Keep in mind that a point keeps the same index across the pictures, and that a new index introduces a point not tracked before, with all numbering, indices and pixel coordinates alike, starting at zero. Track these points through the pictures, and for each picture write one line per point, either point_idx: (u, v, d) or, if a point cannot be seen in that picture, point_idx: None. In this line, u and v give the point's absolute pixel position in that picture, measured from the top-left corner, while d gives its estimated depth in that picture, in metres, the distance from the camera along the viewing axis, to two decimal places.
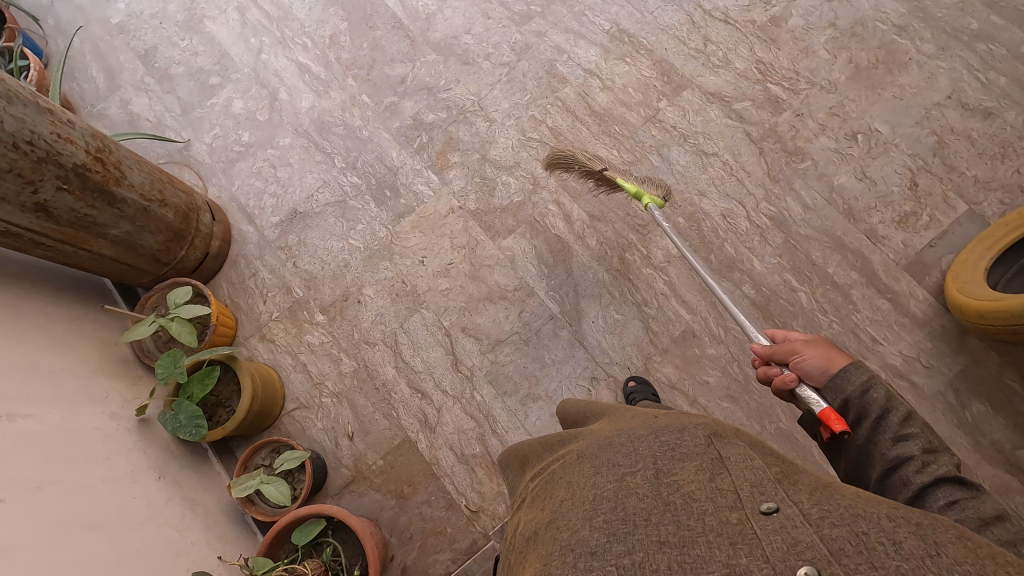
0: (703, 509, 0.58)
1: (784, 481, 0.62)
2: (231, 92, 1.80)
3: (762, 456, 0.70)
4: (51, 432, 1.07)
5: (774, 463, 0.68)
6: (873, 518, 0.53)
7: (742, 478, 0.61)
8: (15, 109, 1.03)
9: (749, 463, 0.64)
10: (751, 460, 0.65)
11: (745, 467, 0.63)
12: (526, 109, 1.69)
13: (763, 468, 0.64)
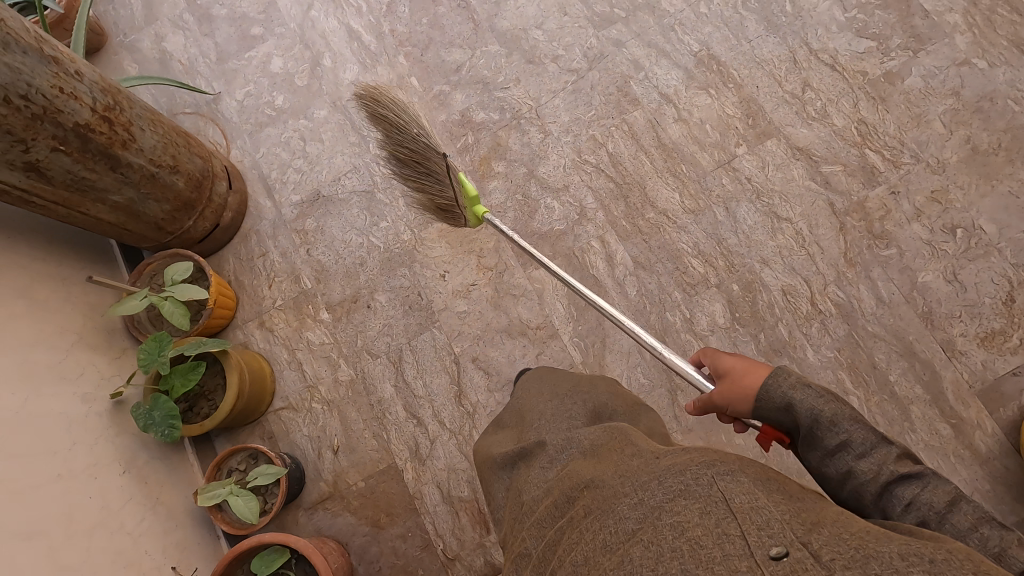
0: (710, 559, 0.48)
1: (804, 518, 0.53)
2: (271, 48, 1.65)
3: (773, 481, 0.60)
4: (6, 420, 0.98)
5: (786, 491, 0.59)
6: (891, 558, 0.45)
7: (752, 519, 0.51)
8: (11, 59, 0.89)
9: (759, 498, 0.54)
10: (762, 491, 0.55)
11: (758, 508, 0.52)
12: (587, 126, 1.51)
13: (775, 499, 0.55)
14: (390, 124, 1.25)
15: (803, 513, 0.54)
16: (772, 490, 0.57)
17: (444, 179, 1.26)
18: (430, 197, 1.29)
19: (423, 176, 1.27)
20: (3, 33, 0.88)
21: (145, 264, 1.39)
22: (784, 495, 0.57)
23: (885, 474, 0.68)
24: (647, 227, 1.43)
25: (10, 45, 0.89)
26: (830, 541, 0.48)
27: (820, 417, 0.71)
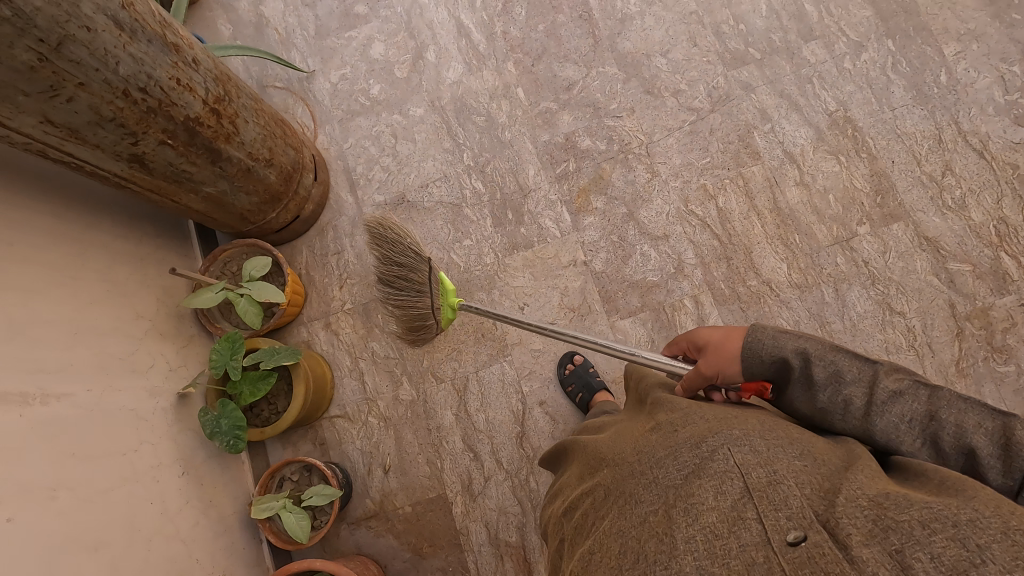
0: (727, 550, 0.50)
1: (822, 486, 0.55)
2: (374, 30, 1.55)
3: (788, 441, 0.62)
4: (82, 417, 0.93)
5: (803, 450, 0.61)
6: (908, 533, 0.46)
7: (768, 498, 0.53)
8: (135, 48, 0.81)
9: (773, 470, 0.56)
10: (777, 461, 0.58)
11: (773, 483, 0.55)
12: (699, 174, 1.40)
13: (790, 467, 0.57)
14: (388, 246, 1.23)
15: (823, 480, 0.56)
16: (788, 455, 0.59)
17: (426, 295, 1.23)
18: (408, 314, 1.24)
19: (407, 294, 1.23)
20: (130, 19, 0.80)
21: (220, 249, 1.33)
22: (804, 459, 0.59)
23: (880, 392, 0.66)
24: (747, 295, 1.34)
25: (136, 32, 0.81)
26: (848, 512, 0.50)
27: (807, 355, 0.71)
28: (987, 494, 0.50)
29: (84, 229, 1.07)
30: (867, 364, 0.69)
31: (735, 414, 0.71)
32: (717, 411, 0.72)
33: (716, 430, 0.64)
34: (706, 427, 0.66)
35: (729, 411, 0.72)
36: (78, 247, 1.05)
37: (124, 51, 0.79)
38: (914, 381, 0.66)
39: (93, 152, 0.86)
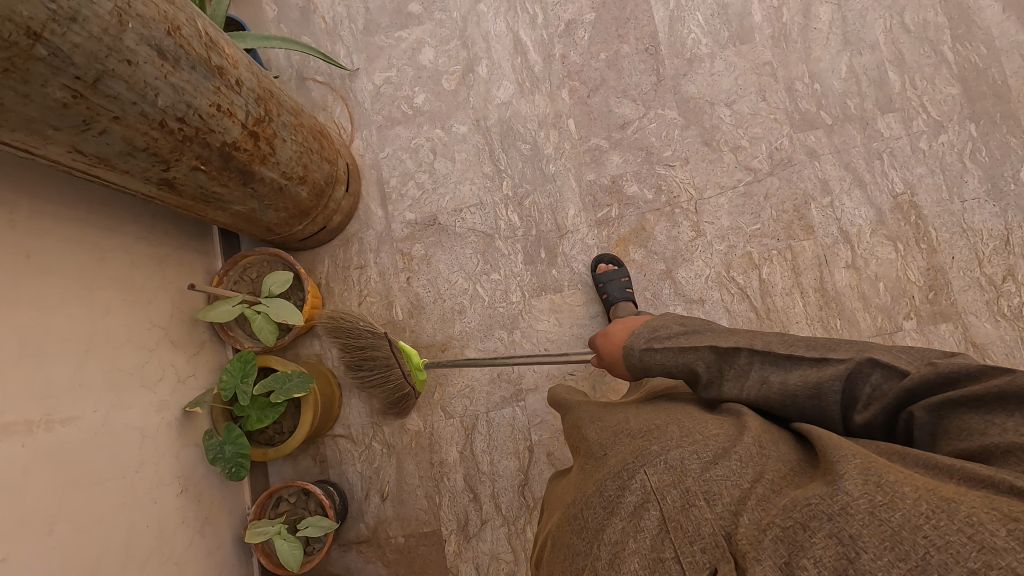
0: None
1: (733, 492, 0.53)
2: (426, 33, 1.45)
3: (701, 437, 0.60)
4: (86, 441, 0.90)
5: (717, 442, 0.59)
6: (801, 539, 0.46)
7: (682, 529, 0.51)
8: (178, 77, 0.75)
9: (681, 486, 0.55)
10: (689, 470, 0.56)
11: (685, 505, 0.53)
12: (746, 240, 1.33)
13: (702, 477, 0.55)
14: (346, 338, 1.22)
15: (732, 480, 0.54)
16: (698, 456, 0.57)
17: (394, 364, 1.22)
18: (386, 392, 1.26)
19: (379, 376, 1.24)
20: (175, 46, 0.73)
21: (241, 253, 1.28)
22: (714, 455, 0.57)
23: (730, 374, 0.71)
24: None
25: (180, 60, 0.74)
26: (749, 527, 0.49)
27: (666, 363, 0.78)
28: (869, 466, 0.50)
29: (105, 232, 1.02)
30: (710, 350, 0.73)
31: (662, 413, 0.70)
32: (645, 415, 0.71)
33: (631, 448, 0.62)
34: (626, 443, 0.65)
35: (657, 410, 0.72)
36: (98, 253, 1.00)
37: (165, 82, 0.73)
38: (747, 352, 0.70)
39: (121, 176, 0.81)
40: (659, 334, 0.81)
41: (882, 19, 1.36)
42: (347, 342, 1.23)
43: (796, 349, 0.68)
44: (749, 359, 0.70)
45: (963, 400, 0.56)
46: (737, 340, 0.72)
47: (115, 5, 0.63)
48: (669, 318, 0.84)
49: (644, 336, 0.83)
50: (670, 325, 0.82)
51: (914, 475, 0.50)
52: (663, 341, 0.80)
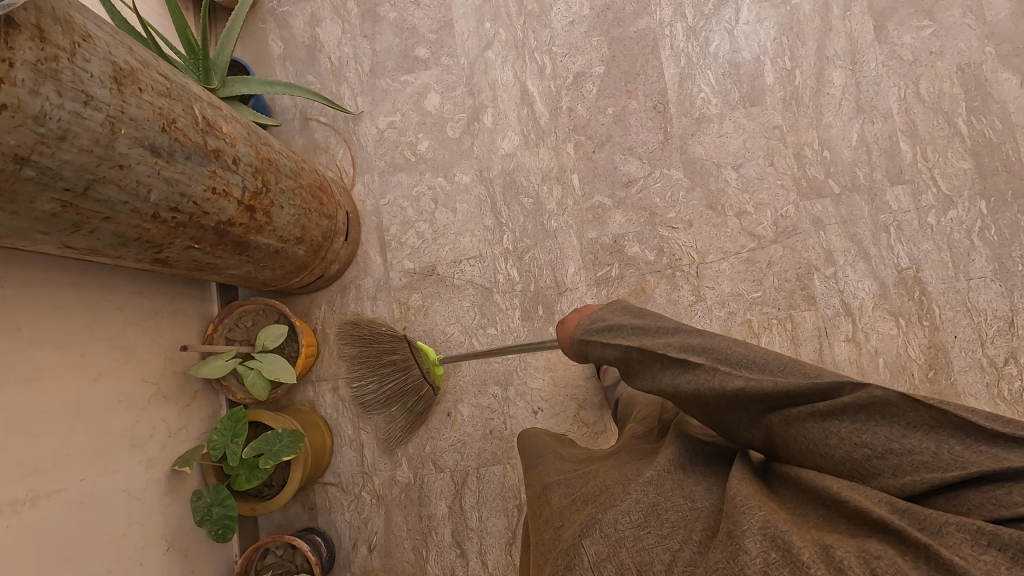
0: None
1: (661, 557, 0.58)
2: (432, 79, 1.43)
3: (632, 494, 0.64)
4: (72, 512, 0.90)
5: (646, 499, 0.63)
6: None
7: None
8: (172, 171, 0.73)
9: (618, 558, 0.57)
10: (625, 540, 0.59)
11: None
12: (747, 307, 1.32)
13: (635, 547, 0.58)
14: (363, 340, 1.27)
15: (660, 545, 0.59)
16: (631, 522, 0.61)
17: (412, 365, 1.28)
18: (396, 395, 1.29)
19: (392, 375, 1.28)
20: (169, 141, 0.72)
21: (237, 302, 1.27)
22: (644, 518, 0.61)
23: (636, 368, 0.83)
24: None
25: (175, 153, 0.73)
26: None
27: (594, 354, 0.91)
28: (767, 519, 0.57)
29: (99, 292, 1.02)
30: (619, 350, 0.85)
31: (608, 473, 0.74)
32: (593, 477, 0.74)
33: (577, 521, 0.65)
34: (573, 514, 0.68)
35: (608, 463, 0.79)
36: (91, 315, 0.99)
37: (158, 178, 0.72)
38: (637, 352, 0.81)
39: (113, 260, 0.79)
40: (598, 328, 0.92)
41: (897, 87, 1.33)
42: (366, 350, 1.27)
43: (676, 347, 0.77)
44: (645, 359, 0.81)
45: (810, 416, 0.65)
46: (642, 340, 0.83)
47: (107, 114, 0.62)
48: (614, 312, 0.94)
49: (585, 331, 0.94)
50: (609, 321, 0.92)
51: (800, 525, 0.58)
52: (594, 336, 0.91)
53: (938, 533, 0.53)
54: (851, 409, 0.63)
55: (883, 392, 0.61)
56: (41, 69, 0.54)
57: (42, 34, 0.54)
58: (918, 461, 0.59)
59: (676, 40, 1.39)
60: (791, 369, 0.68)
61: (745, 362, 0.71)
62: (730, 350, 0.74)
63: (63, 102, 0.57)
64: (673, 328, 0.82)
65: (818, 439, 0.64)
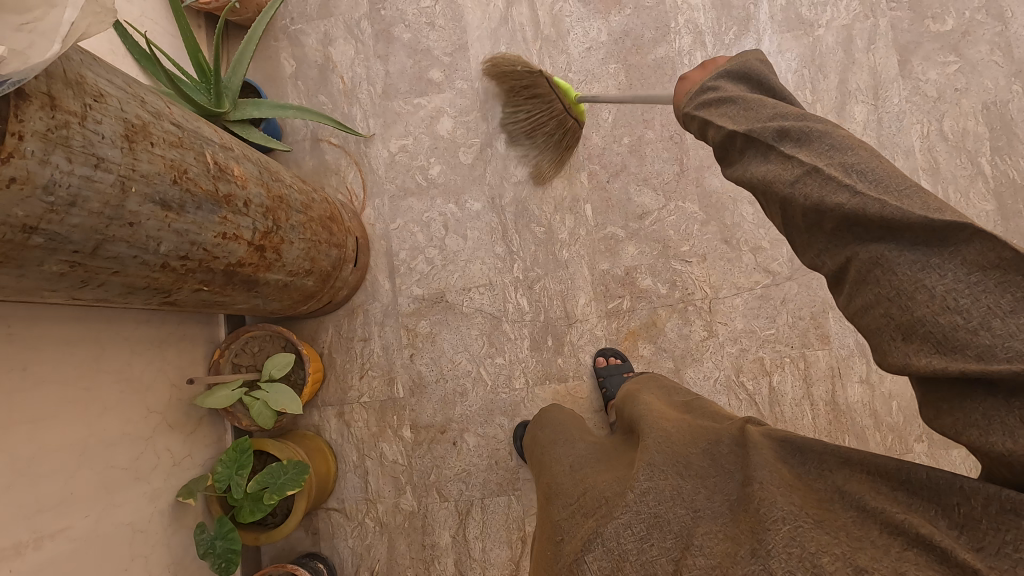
0: None
1: (667, 567, 0.54)
2: (445, 102, 1.42)
3: (632, 501, 0.59)
4: (75, 551, 0.89)
5: (649, 507, 0.58)
6: None
7: None
8: (182, 222, 0.72)
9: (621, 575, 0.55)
10: (627, 555, 0.56)
11: None
12: (759, 343, 1.30)
13: (638, 561, 0.55)
14: (508, 77, 1.32)
15: (665, 556, 0.55)
16: (634, 535, 0.56)
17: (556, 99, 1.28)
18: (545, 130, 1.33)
19: (539, 111, 1.31)
20: (181, 193, 0.70)
21: (244, 328, 1.25)
22: (647, 530, 0.56)
23: (731, 159, 0.62)
24: None
25: (186, 205, 0.71)
26: None
27: (695, 129, 0.67)
28: (795, 533, 0.50)
29: (105, 324, 1.01)
30: (719, 132, 0.62)
31: (613, 466, 0.69)
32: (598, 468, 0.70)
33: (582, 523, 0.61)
34: (578, 509, 0.64)
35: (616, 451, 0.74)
36: (96, 347, 0.99)
37: (167, 230, 0.70)
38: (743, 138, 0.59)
39: (121, 306, 0.78)
40: (706, 89, 0.66)
41: (920, 124, 1.30)
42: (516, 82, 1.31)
43: (790, 144, 0.55)
44: (747, 146, 0.59)
45: (903, 261, 0.46)
46: (750, 123, 0.59)
47: (118, 174, 0.61)
48: (736, 71, 0.65)
49: (690, 98, 0.67)
50: (723, 84, 0.65)
51: (831, 525, 0.50)
52: (693, 108, 0.66)
53: (996, 555, 0.44)
54: (963, 267, 0.44)
55: (1020, 253, 0.42)
56: (51, 138, 0.52)
57: (53, 101, 0.53)
58: (1017, 351, 0.41)
59: None
60: (918, 198, 0.47)
61: (860, 167, 0.50)
62: (856, 153, 0.52)
63: (73, 168, 0.55)
64: (796, 113, 0.58)
65: (900, 289, 0.46)
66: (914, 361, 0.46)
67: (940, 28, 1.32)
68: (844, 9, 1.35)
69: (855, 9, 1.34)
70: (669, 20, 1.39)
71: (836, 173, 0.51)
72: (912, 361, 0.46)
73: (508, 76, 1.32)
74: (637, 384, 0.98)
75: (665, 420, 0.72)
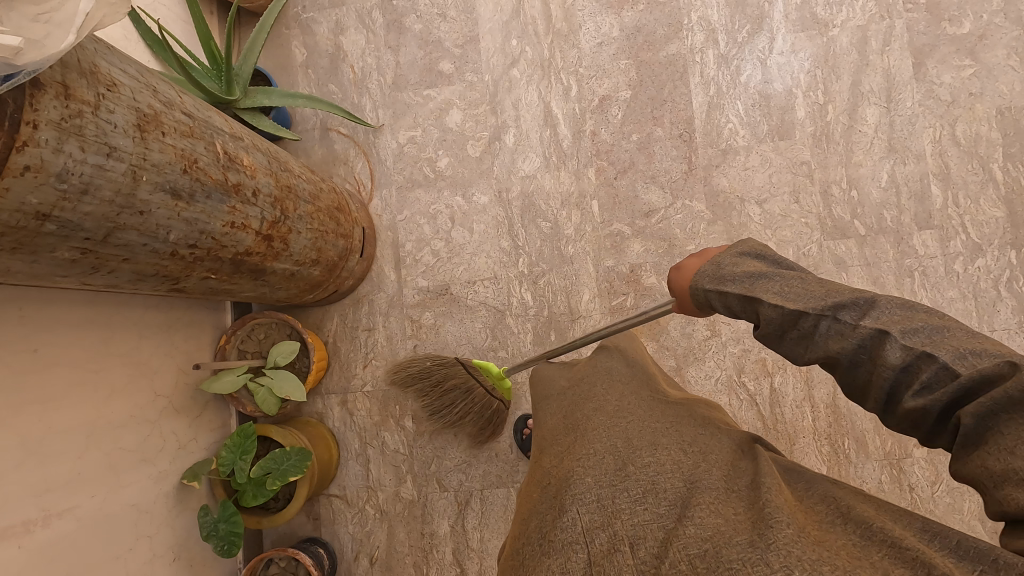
0: None
1: (657, 533, 0.49)
2: (454, 95, 1.42)
3: (631, 473, 0.55)
4: (81, 530, 0.91)
5: (650, 477, 0.55)
6: None
7: None
8: (191, 211, 0.73)
9: (611, 529, 0.50)
10: (620, 511, 0.51)
11: (611, 549, 0.49)
12: (762, 345, 1.30)
13: (629, 520, 0.51)
14: (416, 378, 1.27)
15: (657, 522, 0.50)
16: (629, 496, 0.53)
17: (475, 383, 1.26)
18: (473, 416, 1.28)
19: (460, 403, 1.27)
20: (191, 183, 0.71)
21: (250, 315, 1.27)
22: (642, 494, 0.53)
23: (791, 336, 0.58)
24: None
25: (195, 195, 0.72)
26: None
27: (730, 307, 0.63)
28: (800, 540, 0.46)
29: (115, 308, 1.02)
30: (774, 309, 0.58)
31: (614, 421, 0.65)
32: (598, 423, 0.66)
33: (576, 468, 0.57)
34: (573, 458, 0.59)
35: (617, 404, 0.71)
36: (106, 331, 1.00)
37: (176, 218, 0.71)
38: (813, 315, 0.55)
39: (129, 291, 0.79)
40: (722, 268, 0.65)
41: (932, 128, 1.29)
42: (425, 384, 1.26)
43: (857, 311, 0.54)
44: (817, 323, 0.55)
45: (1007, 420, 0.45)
46: (806, 300, 0.56)
47: (130, 163, 0.61)
48: (746, 249, 0.65)
49: (707, 276, 0.66)
50: (741, 260, 0.64)
51: (831, 544, 0.48)
52: (724, 284, 0.63)
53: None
54: None
55: None
56: (65, 127, 0.53)
57: (67, 90, 0.53)
58: None
59: (707, 67, 1.36)
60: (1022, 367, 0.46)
61: (969, 349, 0.48)
62: (950, 334, 0.50)
63: (86, 157, 0.56)
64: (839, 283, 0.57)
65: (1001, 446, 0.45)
66: (1011, 504, 0.44)
67: (956, 31, 1.30)
68: (860, 9, 1.33)
69: (871, 9, 1.33)
70: (682, 17, 1.38)
71: (948, 358, 0.48)
72: (1008, 504, 0.44)
73: (412, 380, 1.27)
74: (639, 350, 0.96)
75: (669, 406, 0.70)
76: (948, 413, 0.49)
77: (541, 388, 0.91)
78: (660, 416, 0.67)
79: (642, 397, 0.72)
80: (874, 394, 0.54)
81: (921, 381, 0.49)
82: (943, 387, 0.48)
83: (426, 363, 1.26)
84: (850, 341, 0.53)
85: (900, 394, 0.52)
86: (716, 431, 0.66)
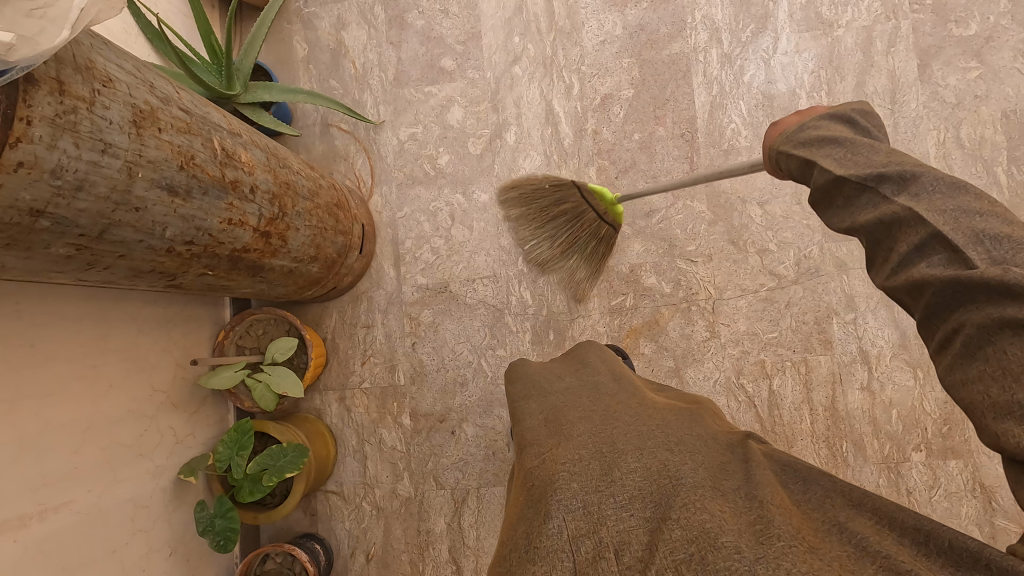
0: None
1: (641, 538, 0.50)
2: (456, 92, 1.41)
3: (617, 477, 0.55)
4: (77, 525, 0.91)
5: (636, 481, 0.55)
6: None
7: None
8: (188, 208, 0.72)
9: (597, 537, 0.50)
10: (606, 518, 0.52)
11: (597, 557, 0.49)
12: (761, 346, 1.30)
13: (615, 527, 0.51)
14: (529, 193, 1.27)
15: (643, 528, 0.51)
16: (615, 502, 0.53)
17: (587, 209, 1.24)
18: (588, 228, 1.26)
19: (568, 224, 1.26)
20: (187, 179, 0.71)
21: (249, 311, 1.27)
22: (629, 500, 0.53)
23: (837, 204, 0.62)
24: None
25: (192, 191, 0.72)
26: None
27: (796, 171, 0.69)
28: (787, 550, 0.47)
29: (114, 303, 1.02)
30: (824, 175, 0.62)
31: (602, 424, 0.65)
32: (585, 425, 0.66)
33: (561, 472, 0.57)
34: (559, 461, 0.59)
35: (607, 405, 0.71)
36: (104, 326, 1.00)
37: (174, 216, 0.71)
38: (855, 182, 0.59)
39: (126, 287, 0.79)
40: (805, 129, 0.69)
41: (936, 130, 1.28)
42: (537, 202, 1.26)
43: (893, 185, 0.57)
44: (859, 193, 0.60)
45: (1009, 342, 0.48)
46: (856, 168, 0.60)
47: (124, 160, 0.61)
48: (838, 113, 0.68)
49: (787, 138, 0.71)
50: (826, 124, 0.67)
51: (824, 552, 0.48)
52: (795, 148, 0.68)
53: None
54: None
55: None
56: (60, 123, 0.53)
57: (62, 86, 0.53)
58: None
59: (710, 67, 1.35)
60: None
61: (991, 235, 0.51)
62: (982, 218, 0.52)
63: (80, 154, 0.56)
64: (903, 157, 0.59)
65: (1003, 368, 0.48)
66: (1007, 442, 0.48)
67: (963, 32, 1.29)
68: (866, 10, 1.32)
69: (877, 9, 1.32)
70: (685, 16, 1.37)
71: (963, 242, 0.51)
72: (1004, 439, 0.48)
73: (527, 197, 1.27)
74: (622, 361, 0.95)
75: (658, 408, 0.71)
76: (946, 305, 0.52)
77: (522, 381, 0.91)
78: (648, 417, 0.67)
79: (631, 400, 0.73)
80: (888, 266, 0.57)
81: (930, 262, 0.53)
82: (955, 266, 0.51)
83: (538, 181, 1.27)
84: (876, 213, 0.57)
85: (909, 268, 0.55)
86: (708, 430, 0.66)
